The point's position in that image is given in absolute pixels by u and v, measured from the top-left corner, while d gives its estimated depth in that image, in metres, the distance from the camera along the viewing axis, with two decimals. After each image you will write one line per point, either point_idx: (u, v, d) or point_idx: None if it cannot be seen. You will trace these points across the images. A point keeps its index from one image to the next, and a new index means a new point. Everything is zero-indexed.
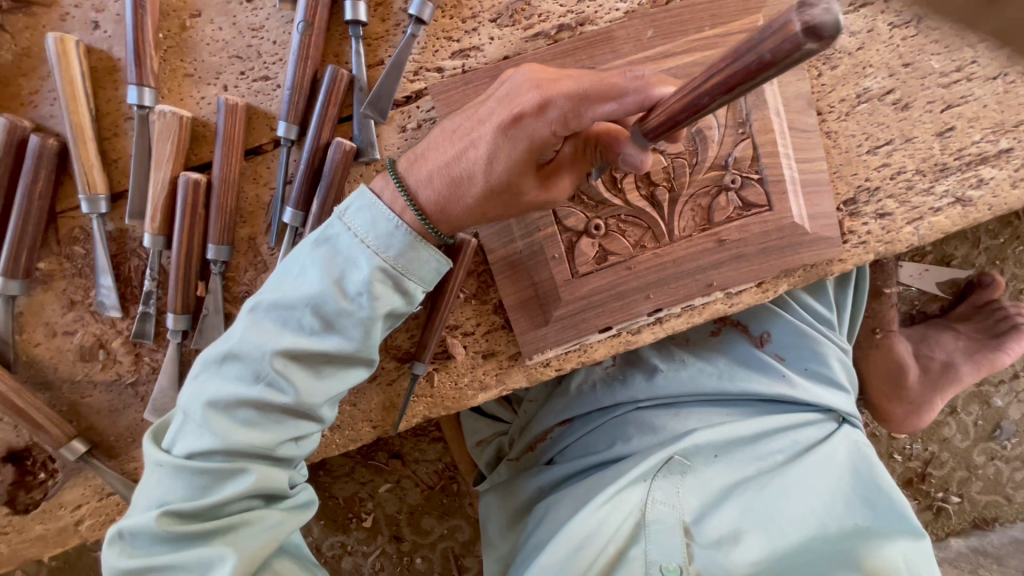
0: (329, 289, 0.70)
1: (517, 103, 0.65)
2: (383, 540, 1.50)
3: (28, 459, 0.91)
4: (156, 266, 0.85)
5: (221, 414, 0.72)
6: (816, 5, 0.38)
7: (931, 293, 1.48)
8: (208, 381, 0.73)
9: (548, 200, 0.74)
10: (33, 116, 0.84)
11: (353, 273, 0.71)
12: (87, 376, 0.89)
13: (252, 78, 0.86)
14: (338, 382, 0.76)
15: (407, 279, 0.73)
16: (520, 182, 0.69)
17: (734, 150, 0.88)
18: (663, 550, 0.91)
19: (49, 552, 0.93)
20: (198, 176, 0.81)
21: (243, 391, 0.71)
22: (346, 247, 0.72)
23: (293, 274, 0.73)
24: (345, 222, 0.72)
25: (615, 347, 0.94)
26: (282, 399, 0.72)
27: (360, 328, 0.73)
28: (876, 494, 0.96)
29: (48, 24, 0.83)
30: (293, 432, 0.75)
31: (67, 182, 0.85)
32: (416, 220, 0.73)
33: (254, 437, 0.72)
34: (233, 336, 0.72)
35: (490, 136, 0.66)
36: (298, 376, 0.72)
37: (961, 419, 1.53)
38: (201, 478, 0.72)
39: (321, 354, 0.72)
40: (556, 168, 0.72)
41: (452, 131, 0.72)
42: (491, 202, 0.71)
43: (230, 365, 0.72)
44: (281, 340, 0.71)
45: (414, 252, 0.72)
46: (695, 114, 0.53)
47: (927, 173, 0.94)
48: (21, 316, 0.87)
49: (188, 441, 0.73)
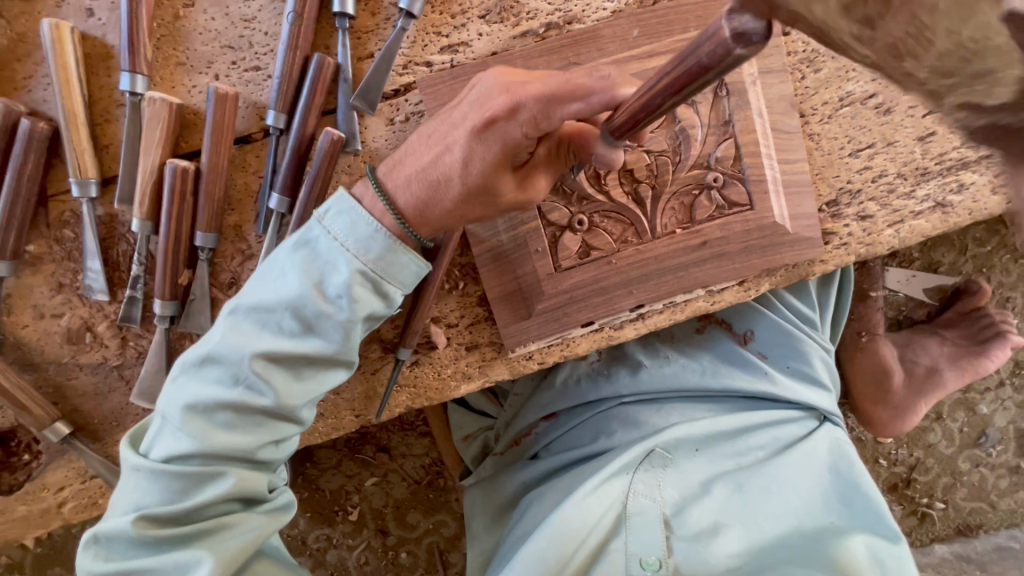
0: (308, 292, 0.72)
1: (488, 108, 0.66)
2: (368, 534, 1.51)
3: (13, 441, 0.94)
4: (145, 252, 0.86)
5: (200, 416, 0.72)
6: (744, 11, 0.39)
7: (917, 300, 1.49)
8: (186, 384, 0.74)
9: (524, 202, 0.74)
10: (26, 101, 0.85)
11: (332, 276, 0.72)
12: (74, 358, 0.90)
13: (244, 68, 0.87)
14: (319, 383, 0.77)
15: (385, 282, 0.74)
16: (496, 184, 0.70)
17: (717, 149, 0.89)
18: (643, 544, 0.92)
19: (30, 534, 0.94)
20: (187, 163, 0.82)
21: (223, 393, 0.72)
22: (326, 250, 0.73)
23: (272, 277, 0.74)
24: (325, 226, 0.73)
25: (598, 342, 0.95)
26: (261, 400, 0.72)
27: (340, 329, 0.74)
28: (854, 489, 0.97)
29: (44, 11, 0.85)
30: (272, 435, 0.76)
31: (59, 166, 0.87)
32: (396, 225, 0.74)
33: (235, 439, 0.73)
34: (212, 339, 0.73)
35: (464, 140, 0.68)
36: (278, 378, 0.73)
37: (947, 425, 1.54)
38: (177, 482, 0.72)
39: (300, 356, 0.73)
40: (531, 168, 0.72)
41: (427, 135, 0.73)
42: (469, 205, 0.73)
43: (210, 367, 0.73)
44: (260, 342, 0.72)
45: (392, 255, 0.73)
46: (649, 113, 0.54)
47: (909, 177, 0.95)
48: (9, 298, 0.88)
49: (167, 443, 0.74)
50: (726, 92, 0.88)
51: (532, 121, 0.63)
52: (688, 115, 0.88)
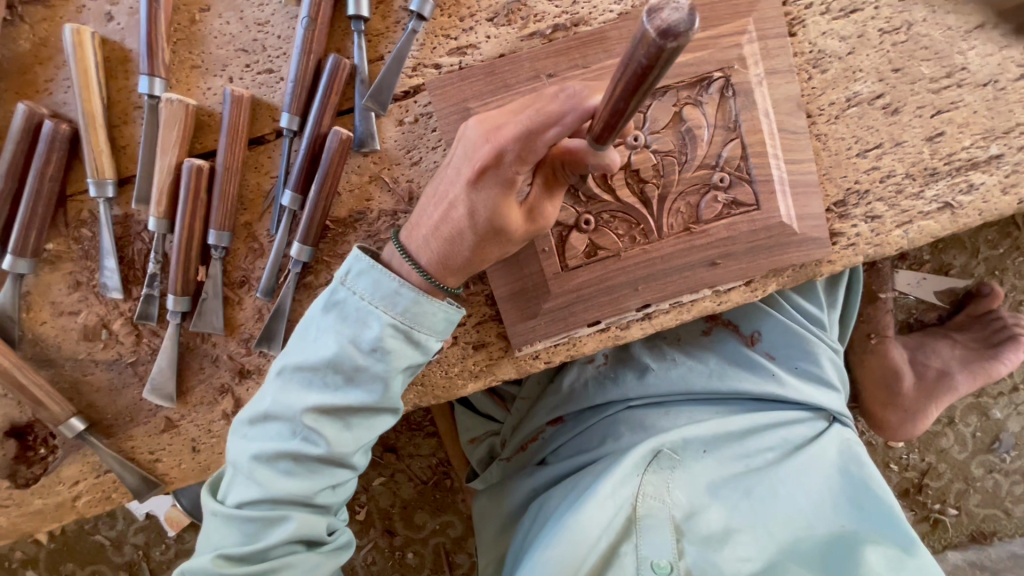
0: (345, 349, 0.73)
1: (475, 158, 0.69)
2: (375, 533, 1.52)
3: (30, 435, 0.93)
4: (160, 250, 0.88)
5: (264, 465, 0.74)
6: (664, 8, 0.41)
7: (929, 302, 1.48)
8: (247, 438, 0.77)
9: (537, 232, 0.76)
10: (48, 103, 0.87)
11: (365, 332, 0.74)
12: (89, 355, 0.91)
13: (257, 71, 0.89)
14: (366, 430, 0.77)
15: (416, 331, 0.75)
16: (505, 227, 0.72)
17: (723, 150, 0.89)
18: (654, 548, 0.91)
19: (46, 526, 0.96)
20: (202, 162, 0.84)
21: (281, 444, 0.74)
22: (355, 310, 0.74)
23: (311, 337, 0.75)
24: (349, 287, 0.74)
25: (604, 342, 0.96)
26: (314, 450, 0.74)
27: (380, 381, 0.75)
28: (866, 490, 0.97)
29: (65, 16, 0.87)
30: (328, 480, 0.76)
31: (78, 166, 0.89)
32: (423, 280, 0.76)
33: (295, 486, 0.74)
34: (267, 398, 0.76)
35: (463, 194, 0.71)
36: (329, 429, 0.74)
37: (959, 430, 1.52)
38: (251, 526, 0.74)
39: (347, 407, 0.74)
40: (536, 201, 0.74)
41: (431, 194, 0.76)
42: (486, 249, 0.75)
43: (270, 424, 0.76)
44: (307, 398, 0.73)
45: (419, 306, 0.74)
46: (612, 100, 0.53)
47: (917, 177, 0.95)
48: (28, 294, 0.90)
49: (239, 491, 0.76)
50: (732, 92, 0.88)
51: (518, 159, 0.66)
52: (694, 115, 0.89)
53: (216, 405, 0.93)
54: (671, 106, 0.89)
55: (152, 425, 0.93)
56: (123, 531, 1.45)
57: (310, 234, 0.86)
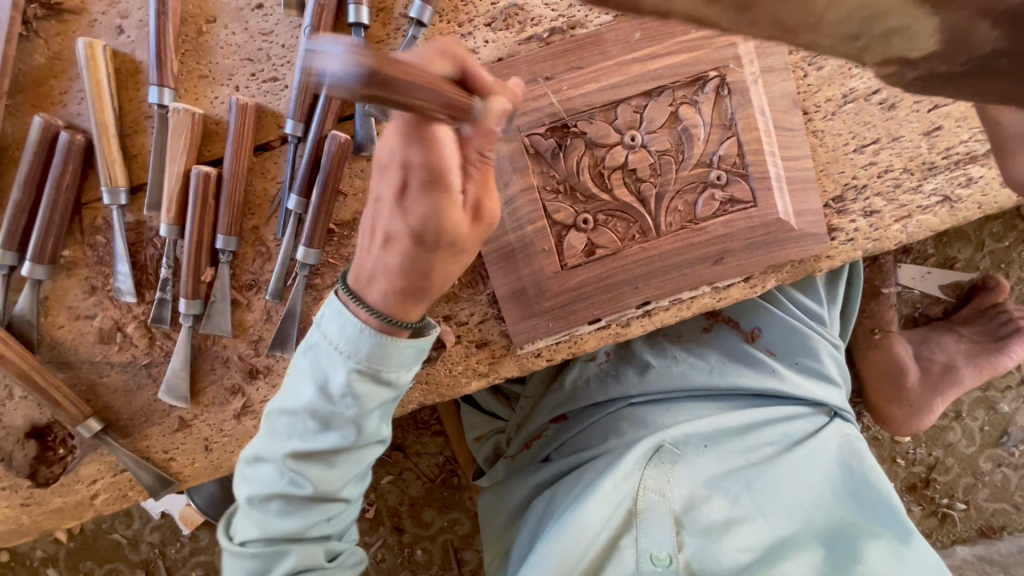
0: (318, 396, 0.76)
1: (394, 181, 0.71)
2: (385, 531, 1.54)
3: (49, 435, 0.97)
4: (171, 255, 0.91)
5: (261, 505, 0.80)
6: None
7: (933, 296, 1.47)
8: (246, 478, 0.83)
9: (488, 230, 0.76)
10: (62, 115, 0.90)
11: (333, 377, 0.76)
12: (105, 358, 0.94)
13: (263, 79, 0.91)
14: (351, 465, 0.81)
15: (383, 371, 0.77)
16: (449, 233, 0.71)
17: (719, 148, 0.91)
18: (653, 539, 0.94)
19: (66, 524, 1.00)
20: (209, 169, 0.87)
21: (272, 486, 0.79)
22: (324, 357, 0.77)
23: (291, 384, 0.80)
24: (318, 335, 0.77)
25: (605, 339, 0.97)
26: (301, 492, 0.78)
27: (353, 422, 0.77)
28: (863, 481, 1.00)
29: (78, 31, 0.90)
30: (322, 514, 0.81)
31: (93, 175, 0.92)
32: (378, 318, 0.76)
33: (288, 524, 0.80)
34: (259, 442, 0.81)
35: (397, 218, 0.72)
36: (312, 471, 0.79)
37: (967, 424, 1.52)
38: (256, 560, 0.81)
39: (326, 450, 0.78)
40: (472, 198, 0.71)
41: (370, 228, 0.77)
42: (442, 262, 0.74)
43: (263, 466, 0.81)
44: (289, 444, 0.78)
45: (381, 349, 0.76)
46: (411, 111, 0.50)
47: (915, 172, 0.96)
48: (46, 300, 0.93)
49: (244, 529, 0.83)
50: (728, 91, 0.89)
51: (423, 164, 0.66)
52: (690, 115, 0.90)
53: (227, 405, 0.95)
54: (667, 106, 0.90)
55: (166, 424, 0.96)
56: (139, 530, 1.49)
57: (315, 237, 0.89)
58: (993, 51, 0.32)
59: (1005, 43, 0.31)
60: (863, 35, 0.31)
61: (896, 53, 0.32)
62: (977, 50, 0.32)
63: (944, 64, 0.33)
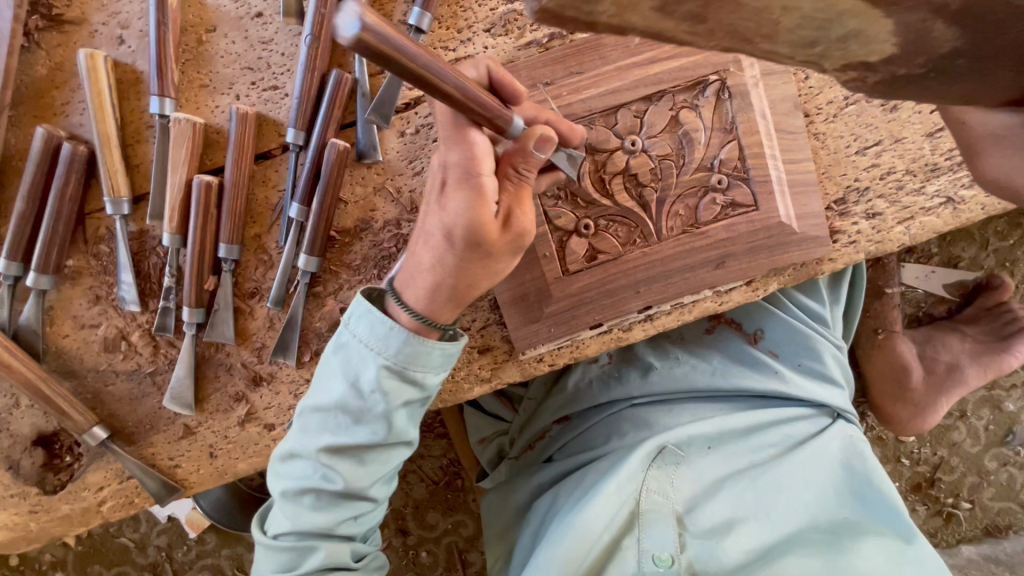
0: (349, 391, 0.79)
1: (437, 187, 0.75)
2: (389, 533, 1.55)
3: (56, 443, 0.99)
4: (174, 264, 0.91)
5: (293, 500, 0.82)
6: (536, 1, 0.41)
7: (937, 296, 1.47)
8: (278, 474, 0.84)
9: (520, 240, 0.76)
10: (65, 126, 0.91)
11: (365, 373, 0.79)
12: (110, 366, 0.95)
13: (263, 88, 0.92)
14: (381, 463, 0.83)
15: (412, 369, 0.79)
16: (479, 238, 0.72)
17: (720, 151, 0.90)
18: (657, 541, 0.93)
19: (73, 531, 1.00)
20: (211, 178, 0.87)
21: (304, 482, 0.81)
22: (356, 353, 0.80)
23: (322, 380, 0.82)
24: (350, 331, 0.80)
25: (607, 343, 0.97)
26: (333, 487, 0.80)
27: (383, 419, 0.80)
28: (866, 481, 1.00)
29: (79, 41, 0.91)
30: (350, 512, 0.83)
31: (95, 185, 0.92)
32: (413, 319, 0.79)
33: (319, 519, 0.81)
34: (292, 437, 0.83)
35: (435, 222, 0.75)
36: (344, 466, 0.81)
37: (972, 423, 1.51)
38: (286, 556, 0.82)
39: (357, 445, 0.80)
40: (507, 208, 0.74)
41: (416, 235, 0.82)
42: (472, 268, 0.76)
43: (293, 463, 0.83)
44: (321, 439, 0.80)
45: (413, 346, 0.78)
46: (437, 93, 0.60)
47: (918, 174, 0.95)
48: (51, 310, 0.94)
49: (276, 523, 0.85)
50: (728, 94, 0.89)
51: (461, 168, 0.71)
52: (691, 119, 0.90)
53: (231, 412, 0.96)
54: (667, 110, 0.90)
55: (171, 432, 0.97)
56: (146, 533, 1.50)
57: (316, 245, 0.89)
58: (950, 50, 0.43)
59: (961, 45, 0.43)
60: (823, 41, 0.42)
61: (854, 55, 0.44)
62: (935, 51, 0.43)
63: (905, 66, 0.45)
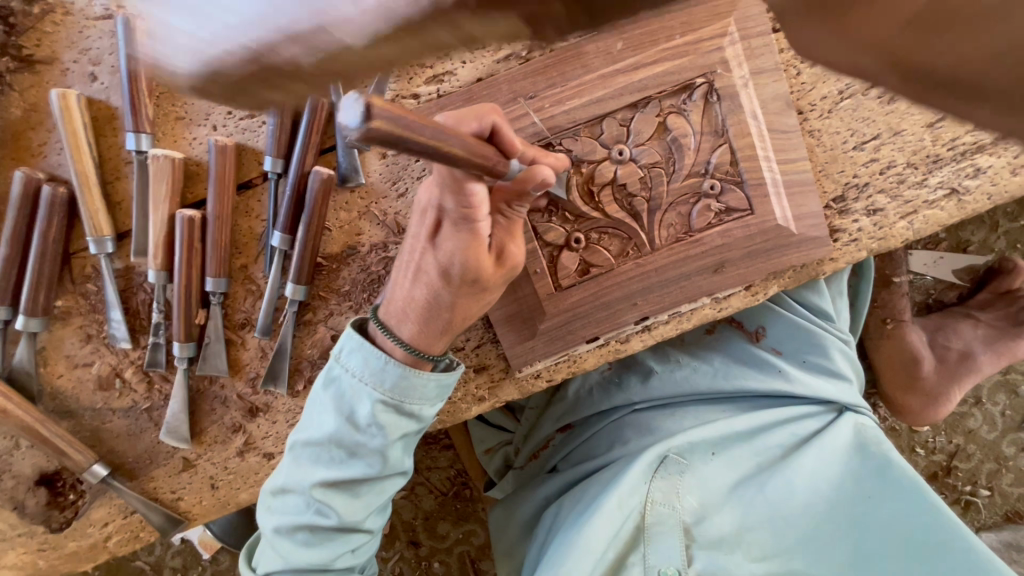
0: (344, 426, 0.78)
1: (432, 223, 0.73)
2: (401, 545, 1.56)
3: (58, 481, 0.98)
4: (162, 300, 0.90)
5: (285, 536, 0.81)
6: None
7: (946, 282, 1.43)
8: (269, 510, 0.83)
9: (513, 271, 0.77)
10: (44, 166, 0.90)
11: (359, 408, 0.78)
12: (106, 404, 0.95)
13: (239, 117, 0.90)
14: (376, 495, 0.82)
15: (407, 403, 0.78)
16: (478, 274, 0.73)
17: (712, 156, 0.87)
18: (662, 555, 0.91)
19: (82, 566, 1.01)
20: (193, 213, 0.86)
21: (297, 517, 0.79)
22: (348, 387, 0.78)
23: (314, 414, 0.80)
24: (343, 365, 0.79)
25: (605, 356, 0.95)
26: (326, 522, 0.79)
27: (379, 453, 0.79)
28: (884, 472, 0.96)
29: (52, 80, 0.90)
30: (345, 546, 0.82)
31: (79, 224, 0.92)
32: (406, 354, 0.78)
33: (313, 555, 0.80)
34: (283, 472, 0.82)
35: (431, 262, 0.74)
36: (337, 501, 0.79)
37: (988, 409, 1.48)
38: None
39: (353, 479, 0.79)
40: (501, 244, 0.74)
41: (401, 270, 0.80)
42: (465, 302, 0.76)
43: (285, 499, 0.81)
44: (316, 474, 0.79)
45: (407, 380, 0.77)
46: (448, 162, 0.51)
47: (919, 166, 0.91)
48: (43, 350, 0.94)
49: (267, 560, 0.84)
50: (717, 97, 0.86)
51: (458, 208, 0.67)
52: (679, 124, 0.87)
53: (230, 443, 0.95)
54: (654, 117, 0.87)
55: (171, 465, 0.96)
56: (161, 556, 1.51)
57: (303, 272, 0.88)
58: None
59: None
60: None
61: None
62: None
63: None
